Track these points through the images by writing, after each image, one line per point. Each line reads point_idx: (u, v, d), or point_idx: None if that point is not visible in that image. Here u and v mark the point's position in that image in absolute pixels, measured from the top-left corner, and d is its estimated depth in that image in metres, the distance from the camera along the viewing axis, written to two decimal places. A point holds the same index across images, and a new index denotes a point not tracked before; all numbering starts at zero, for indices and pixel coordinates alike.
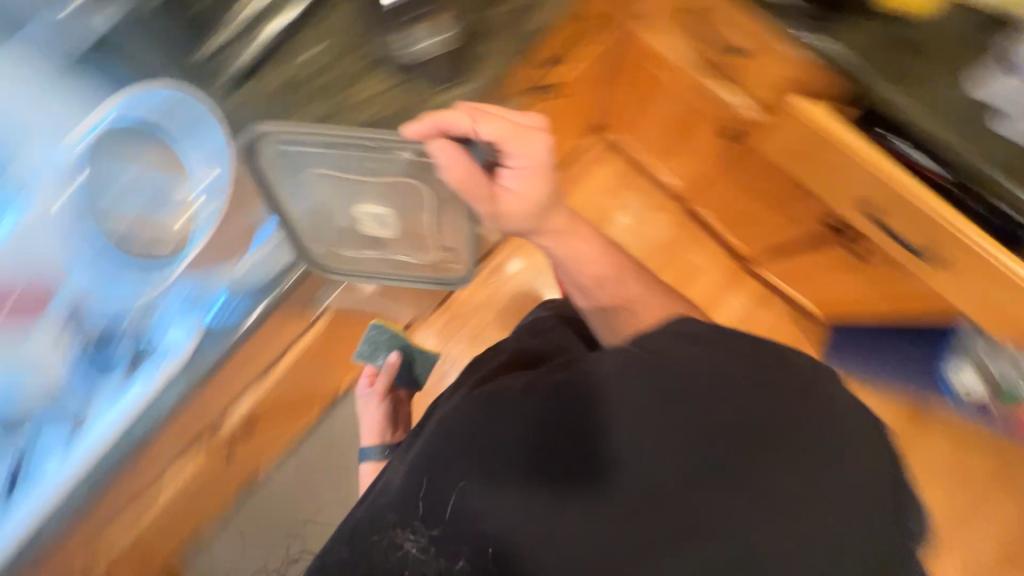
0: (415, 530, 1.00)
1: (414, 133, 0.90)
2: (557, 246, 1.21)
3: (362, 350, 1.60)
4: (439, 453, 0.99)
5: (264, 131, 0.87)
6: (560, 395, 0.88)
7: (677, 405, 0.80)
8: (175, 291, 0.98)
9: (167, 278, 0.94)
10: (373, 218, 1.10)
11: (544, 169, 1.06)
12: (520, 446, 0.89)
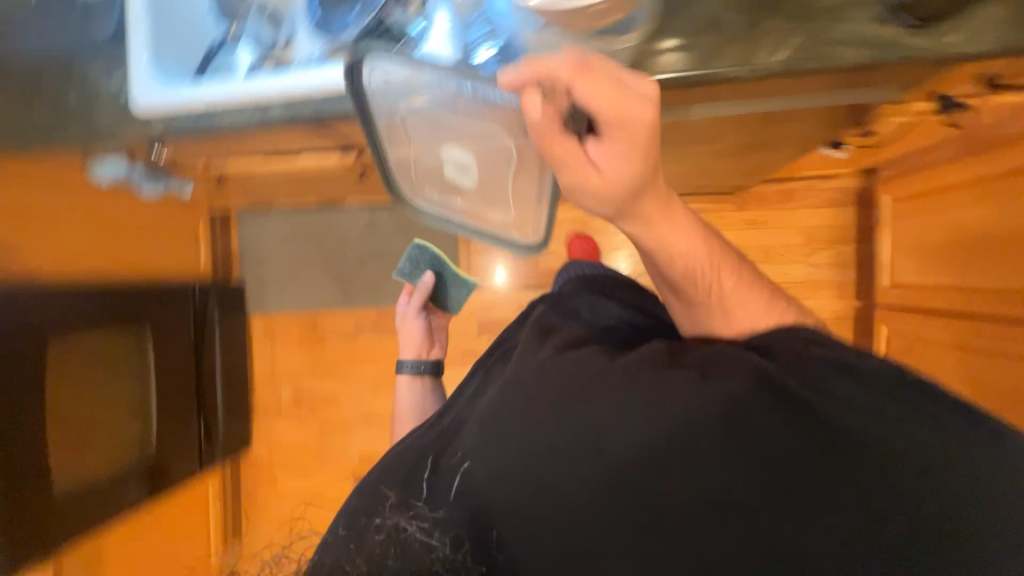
0: (416, 514, 0.83)
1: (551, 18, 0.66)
2: (705, 270, 0.80)
3: (404, 269, 1.67)
4: (474, 427, 0.80)
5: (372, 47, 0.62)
6: (687, 361, 0.66)
7: (771, 425, 0.61)
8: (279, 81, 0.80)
9: (239, 111, 0.82)
10: (463, 168, 0.75)
11: (633, 187, 0.64)
12: (667, 430, 0.62)
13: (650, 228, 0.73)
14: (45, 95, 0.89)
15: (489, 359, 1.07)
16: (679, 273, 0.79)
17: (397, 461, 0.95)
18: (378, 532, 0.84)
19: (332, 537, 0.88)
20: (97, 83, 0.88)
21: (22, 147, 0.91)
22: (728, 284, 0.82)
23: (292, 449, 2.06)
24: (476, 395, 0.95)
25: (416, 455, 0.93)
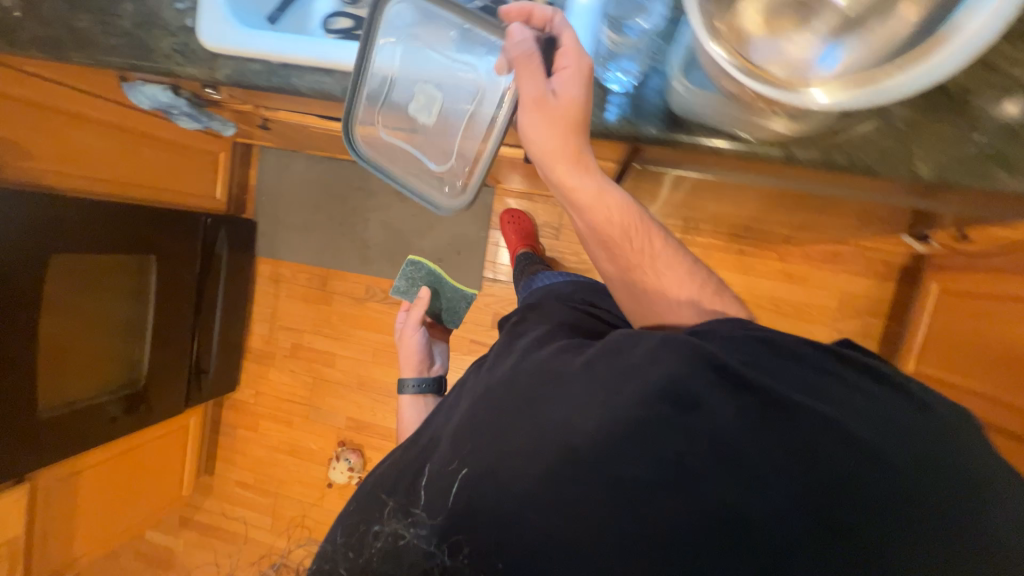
0: (415, 522, 0.60)
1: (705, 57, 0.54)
2: (640, 239, 0.73)
3: (400, 283, 1.76)
4: (447, 429, 0.68)
5: None
6: (629, 345, 0.62)
7: (737, 399, 0.55)
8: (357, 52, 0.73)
9: (324, 74, 0.74)
10: (429, 100, 0.78)
11: (571, 123, 0.65)
12: (646, 397, 0.56)
13: (584, 183, 0.70)
14: (96, 4, 0.80)
15: (458, 385, 0.84)
16: (614, 240, 0.73)
17: (375, 476, 0.74)
18: (371, 542, 0.63)
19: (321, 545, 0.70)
20: (162, 2, 0.77)
21: (62, 54, 0.82)
22: (669, 265, 0.74)
23: (280, 401, 2.05)
24: (452, 408, 0.76)
25: (397, 461, 0.73)
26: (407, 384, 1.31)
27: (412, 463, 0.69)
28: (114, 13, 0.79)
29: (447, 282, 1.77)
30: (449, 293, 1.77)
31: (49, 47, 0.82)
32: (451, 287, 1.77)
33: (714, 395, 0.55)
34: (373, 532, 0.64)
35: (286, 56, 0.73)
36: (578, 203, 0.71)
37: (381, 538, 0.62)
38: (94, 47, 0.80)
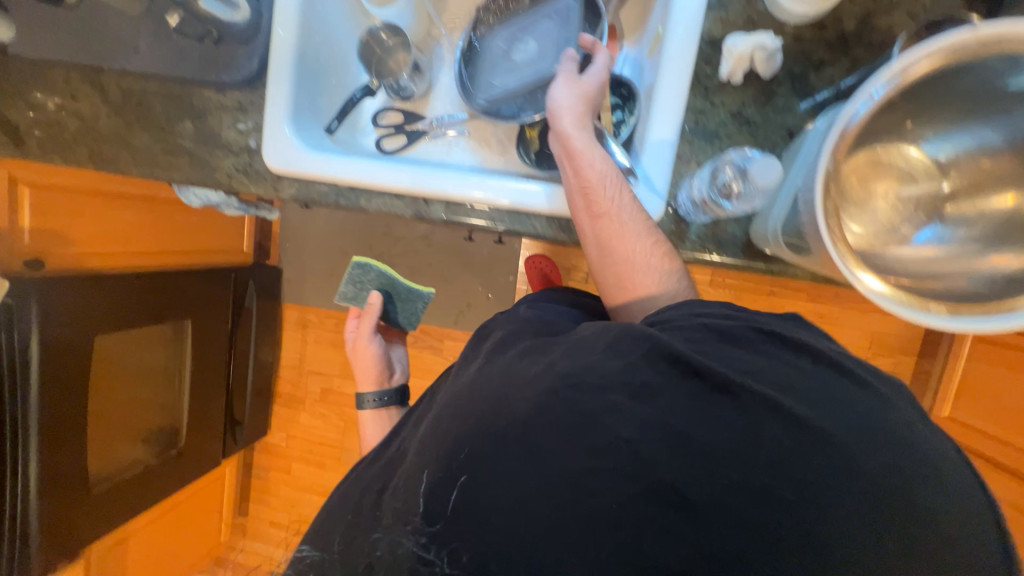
0: (412, 528, 0.51)
1: (811, 235, 0.52)
2: (627, 197, 0.64)
3: (345, 288, 1.27)
4: (423, 434, 0.60)
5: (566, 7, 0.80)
6: (591, 341, 0.54)
7: (685, 386, 0.49)
8: (431, 173, 0.74)
9: (393, 198, 0.76)
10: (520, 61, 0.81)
11: (590, 97, 0.68)
12: (604, 384, 0.49)
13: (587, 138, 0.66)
14: (154, 123, 0.79)
15: (436, 395, 0.76)
16: (605, 195, 0.63)
17: (358, 489, 0.68)
18: (370, 553, 0.53)
19: (313, 555, 0.60)
20: (222, 122, 0.77)
21: (123, 169, 0.82)
22: (653, 232, 0.63)
23: (311, 443, 2.06)
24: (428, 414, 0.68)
25: (383, 466, 0.68)
26: (366, 399, 1.13)
27: (394, 472, 0.63)
28: (174, 132, 0.79)
29: (403, 285, 1.26)
30: (406, 301, 1.28)
31: (109, 164, 0.82)
32: (406, 290, 1.27)
33: (664, 387, 0.48)
34: (371, 542, 0.54)
35: (355, 183, 0.74)
36: (579, 157, 0.64)
37: (380, 549, 0.53)
38: (155, 165, 0.80)
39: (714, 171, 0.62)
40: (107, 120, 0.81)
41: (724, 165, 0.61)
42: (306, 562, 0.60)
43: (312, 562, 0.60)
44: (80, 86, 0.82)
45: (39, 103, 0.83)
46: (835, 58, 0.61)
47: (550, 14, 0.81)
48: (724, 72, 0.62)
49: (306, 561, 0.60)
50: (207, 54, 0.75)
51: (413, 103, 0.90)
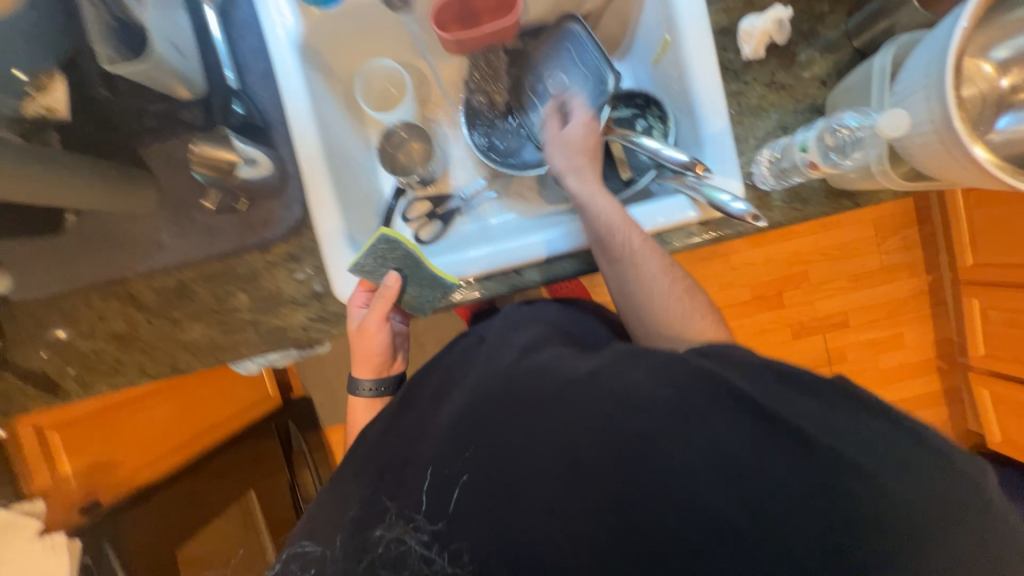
0: (415, 525, 0.53)
1: (917, 158, 0.52)
2: (641, 241, 0.65)
3: (361, 263, 0.67)
4: (443, 429, 0.55)
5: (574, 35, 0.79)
6: (631, 361, 0.52)
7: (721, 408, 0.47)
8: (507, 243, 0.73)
9: (483, 282, 0.74)
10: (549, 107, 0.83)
11: (589, 152, 0.69)
12: (651, 405, 0.48)
13: (594, 187, 0.67)
14: (201, 309, 0.74)
15: (437, 370, 0.66)
16: (620, 243, 0.64)
17: (349, 466, 0.63)
18: (368, 549, 0.54)
19: (315, 551, 0.58)
20: (279, 279, 0.73)
21: (178, 367, 0.76)
22: (669, 273, 0.65)
23: None
24: (434, 403, 0.61)
25: (376, 447, 0.61)
26: (359, 387, 0.75)
27: (406, 457, 0.58)
28: (227, 310, 0.74)
29: (426, 274, 0.69)
30: (430, 299, 0.72)
31: (165, 370, 0.76)
32: (429, 282, 0.69)
33: (715, 423, 0.47)
34: (370, 538, 0.55)
35: None
36: (585, 210, 0.67)
37: (383, 545, 0.54)
38: (220, 350, 0.75)
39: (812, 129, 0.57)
40: (148, 327, 0.75)
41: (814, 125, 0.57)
42: (309, 557, 0.58)
43: (314, 557, 0.58)
44: (107, 305, 0.75)
45: (68, 340, 0.76)
46: (833, 7, 0.67)
47: (562, 50, 0.81)
48: (747, 52, 0.66)
49: (309, 556, 0.58)
50: (242, 219, 0.71)
51: (435, 186, 0.89)
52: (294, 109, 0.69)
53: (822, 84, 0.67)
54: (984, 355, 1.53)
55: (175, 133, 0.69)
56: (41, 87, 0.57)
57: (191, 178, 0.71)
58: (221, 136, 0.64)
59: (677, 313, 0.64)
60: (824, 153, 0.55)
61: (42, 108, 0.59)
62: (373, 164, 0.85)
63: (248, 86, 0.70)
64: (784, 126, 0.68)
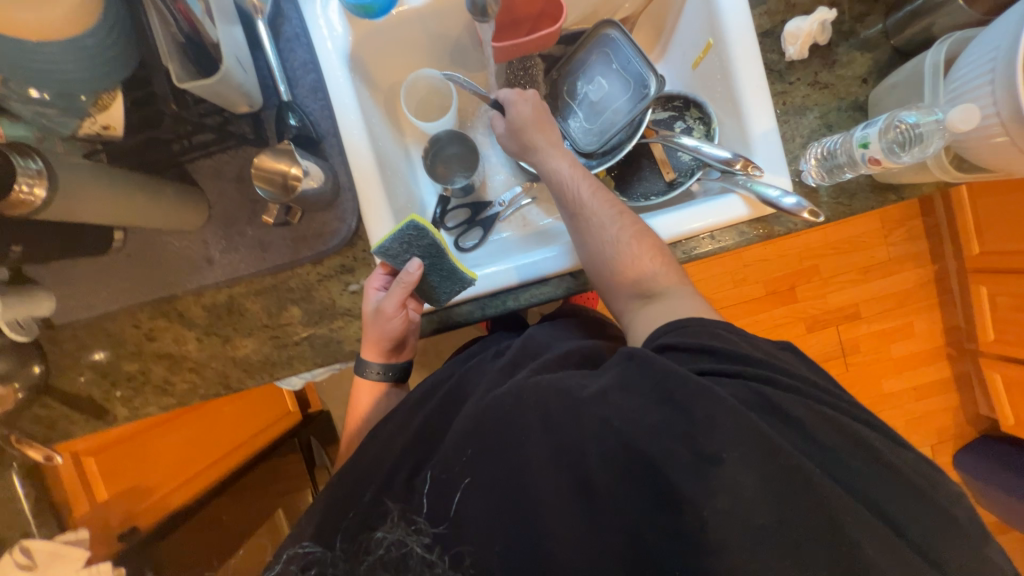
0: (416, 528, 0.58)
1: (972, 149, 0.54)
2: (590, 191, 0.70)
3: (388, 246, 0.66)
4: (456, 432, 0.60)
5: (617, 39, 0.80)
6: (637, 379, 0.53)
7: (728, 434, 0.47)
8: (556, 252, 0.73)
9: (539, 286, 0.74)
10: (592, 113, 0.84)
11: (552, 132, 0.75)
12: (659, 430, 0.49)
13: (550, 147, 0.73)
14: (251, 325, 0.73)
15: (453, 379, 0.70)
16: (570, 195, 0.70)
17: (358, 470, 0.64)
18: (371, 551, 0.58)
19: (316, 551, 0.60)
20: (332, 291, 0.73)
21: (228, 385, 0.74)
22: (617, 217, 0.68)
23: None
24: (447, 411, 0.65)
25: (388, 452, 0.64)
26: (367, 370, 0.72)
27: (417, 459, 0.62)
28: (280, 326, 0.73)
29: (448, 265, 0.67)
30: (449, 290, 0.69)
31: (216, 389, 0.74)
32: (449, 273, 0.67)
33: (724, 449, 0.47)
34: (372, 541, 0.59)
35: (495, 289, 0.72)
36: (557, 183, 0.72)
37: (384, 547, 0.58)
38: (273, 366, 0.74)
39: (874, 121, 0.57)
40: (198, 345, 0.74)
41: (871, 122, 0.58)
42: (311, 558, 0.60)
43: (315, 559, 0.60)
44: (155, 324, 0.74)
45: (114, 362, 0.75)
46: (871, 8, 0.69)
47: (602, 53, 0.82)
48: (792, 53, 0.68)
49: (310, 557, 0.60)
50: (295, 233, 0.71)
51: (474, 194, 0.89)
52: (345, 120, 0.69)
53: (864, 82, 0.69)
54: (994, 340, 1.57)
55: (227, 148, 0.69)
56: (102, 105, 0.56)
57: (242, 193, 0.70)
58: (285, 151, 0.64)
59: (630, 260, 0.66)
60: (884, 143, 0.55)
61: (100, 126, 0.58)
62: (413, 172, 0.84)
63: (298, 98, 0.70)
64: (828, 124, 0.69)
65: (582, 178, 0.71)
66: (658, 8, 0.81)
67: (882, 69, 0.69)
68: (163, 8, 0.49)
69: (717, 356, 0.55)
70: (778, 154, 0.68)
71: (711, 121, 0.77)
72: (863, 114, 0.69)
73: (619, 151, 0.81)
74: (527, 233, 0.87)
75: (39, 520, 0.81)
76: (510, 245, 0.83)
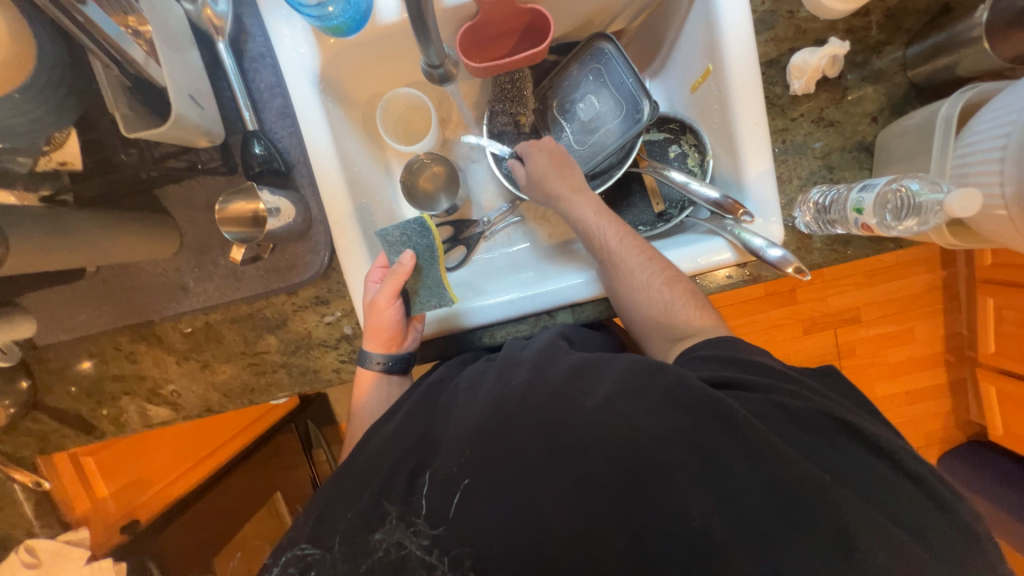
0: (415, 529, 0.47)
1: (980, 218, 0.50)
2: (618, 236, 0.64)
3: (388, 232, 0.65)
4: (458, 433, 0.50)
5: (612, 54, 0.73)
6: (644, 383, 0.47)
7: (757, 478, 0.41)
8: (567, 282, 0.68)
9: (514, 323, 0.71)
10: (583, 132, 0.78)
11: (577, 179, 0.70)
12: (665, 437, 0.44)
13: (571, 192, 0.69)
14: (230, 352, 0.74)
15: (450, 386, 0.58)
16: (596, 240, 0.65)
17: (352, 467, 0.53)
18: (368, 553, 0.47)
19: (314, 552, 0.48)
20: (308, 322, 0.72)
21: (211, 408, 0.76)
22: (646, 262, 0.62)
23: None
24: (448, 409, 0.55)
25: (385, 445, 0.53)
26: (367, 360, 0.66)
27: (415, 457, 0.51)
28: (258, 353, 0.73)
29: (436, 275, 0.65)
30: (428, 302, 0.65)
31: (199, 411, 0.76)
32: (434, 284, 0.65)
33: (762, 479, 0.41)
34: (369, 541, 0.47)
35: (486, 322, 0.68)
36: (586, 228, 0.67)
37: (383, 550, 0.46)
38: (252, 392, 0.75)
39: (871, 184, 0.55)
40: (177, 369, 0.75)
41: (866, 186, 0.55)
42: (308, 561, 0.48)
43: (313, 561, 0.48)
44: (136, 348, 0.75)
45: (99, 381, 0.76)
46: (891, 36, 0.63)
47: (596, 67, 0.75)
48: (797, 87, 0.63)
49: (308, 560, 0.48)
50: (268, 265, 0.70)
51: (458, 212, 0.84)
52: (315, 149, 0.65)
53: (876, 120, 0.64)
54: (993, 352, 1.48)
55: (196, 175, 0.67)
56: (55, 143, 0.55)
57: (213, 221, 0.68)
58: (246, 189, 0.62)
59: (661, 307, 0.59)
60: (880, 213, 0.53)
61: (57, 162, 0.57)
62: (394, 191, 0.81)
63: (266, 124, 0.67)
64: (829, 166, 0.64)
65: (611, 223, 0.66)
66: (657, 21, 0.75)
67: (898, 105, 0.63)
68: (108, 58, 0.47)
69: (749, 375, 0.49)
70: (770, 196, 0.63)
71: (705, 151, 0.72)
72: (872, 156, 0.64)
73: (608, 177, 0.76)
74: (509, 254, 0.82)
75: (41, 522, 0.88)
76: (508, 266, 0.77)
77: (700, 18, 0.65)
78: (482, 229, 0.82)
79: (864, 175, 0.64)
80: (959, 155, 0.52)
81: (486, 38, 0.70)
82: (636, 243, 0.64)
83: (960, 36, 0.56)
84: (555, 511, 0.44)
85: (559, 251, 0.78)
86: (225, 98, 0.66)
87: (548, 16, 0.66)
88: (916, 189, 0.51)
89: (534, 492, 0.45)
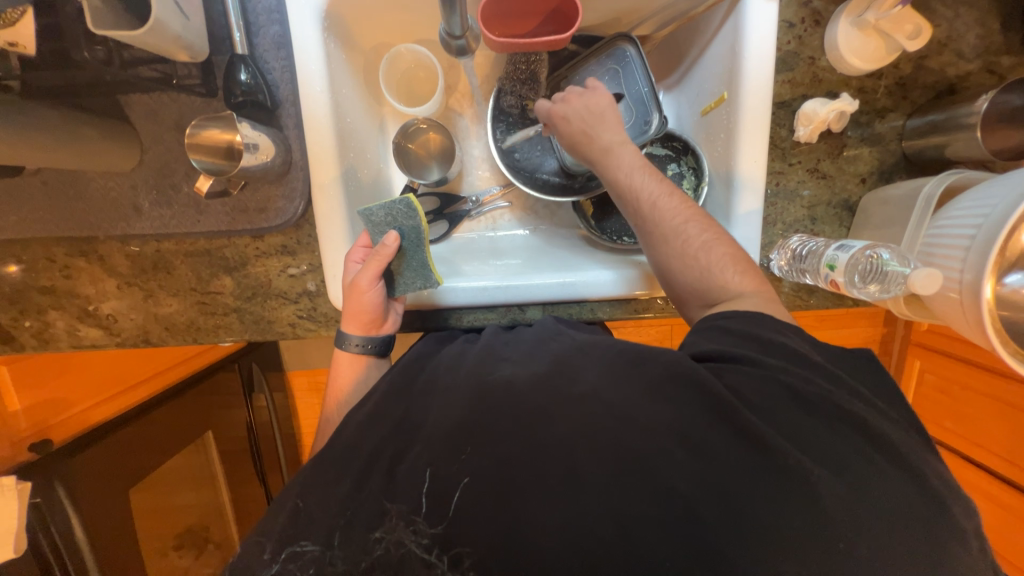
0: (414, 527, 0.42)
1: (935, 298, 0.53)
2: (658, 188, 0.58)
3: (371, 211, 0.60)
4: (425, 422, 0.47)
5: (632, 56, 0.71)
6: (628, 374, 0.45)
7: (772, 528, 0.38)
8: (546, 279, 0.66)
9: (484, 310, 0.71)
10: None
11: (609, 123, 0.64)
12: (644, 425, 0.41)
13: (608, 138, 0.62)
14: (179, 286, 0.69)
15: (430, 369, 0.54)
16: (634, 194, 0.59)
17: (329, 454, 0.49)
18: (367, 553, 0.42)
19: (313, 548, 0.43)
20: (269, 270, 0.69)
21: (150, 342, 0.71)
22: (687, 219, 0.56)
23: None
24: (423, 396, 0.50)
25: (362, 434, 0.48)
26: (345, 341, 0.64)
27: (394, 445, 0.46)
28: (210, 292, 0.69)
29: (421, 258, 0.62)
30: (412, 284, 0.63)
31: (135, 341, 0.71)
32: (419, 266, 0.62)
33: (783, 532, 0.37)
34: (367, 538, 0.42)
35: (459, 304, 0.67)
36: (623, 178, 0.60)
37: (383, 548, 0.42)
38: (197, 332, 0.70)
39: (848, 246, 0.57)
40: (118, 294, 0.69)
41: (844, 245, 0.58)
42: (307, 558, 0.43)
43: (312, 559, 0.43)
44: (72, 263, 0.68)
45: (23, 290, 0.69)
46: (896, 104, 0.65)
47: (614, 68, 0.73)
48: (801, 134, 0.64)
49: (306, 557, 0.43)
50: (236, 203, 0.65)
51: (446, 186, 0.81)
52: (308, 90, 0.60)
53: (865, 181, 0.66)
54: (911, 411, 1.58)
55: (169, 90, 0.61)
56: (5, 20, 0.48)
57: (181, 143, 0.63)
58: (225, 117, 0.56)
59: (690, 273, 0.55)
60: (849, 274, 0.56)
61: (5, 41, 0.50)
62: (385, 150, 0.77)
63: (257, 51, 0.63)
64: (813, 217, 0.67)
65: (650, 175, 0.59)
66: (681, 36, 0.74)
67: (889, 172, 0.66)
68: None
69: (765, 362, 0.44)
70: (754, 235, 0.64)
71: (702, 177, 0.72)
72: (851, 216, 0.66)
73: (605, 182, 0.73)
74: (489, 237, 0.80)
75: None
76: (489, 251, 0.75)
77: (727, 43, 0.64)
78: (470, 207, 0.80)
79: (841, 233, 0.67)
80: (930, 234, 0.55)
81: (511, 13, 0.66)
82: (676, 200, 0.58)
83: (958, 120, 0.59)
84: (553, 529, 0.40)
85: (541, 244, 0.77)
86: (216, 13, 0.60)
87: (578, 2, 0.63)
88: (880, 259, 0.54)
89: (534, 506, 0.40)
